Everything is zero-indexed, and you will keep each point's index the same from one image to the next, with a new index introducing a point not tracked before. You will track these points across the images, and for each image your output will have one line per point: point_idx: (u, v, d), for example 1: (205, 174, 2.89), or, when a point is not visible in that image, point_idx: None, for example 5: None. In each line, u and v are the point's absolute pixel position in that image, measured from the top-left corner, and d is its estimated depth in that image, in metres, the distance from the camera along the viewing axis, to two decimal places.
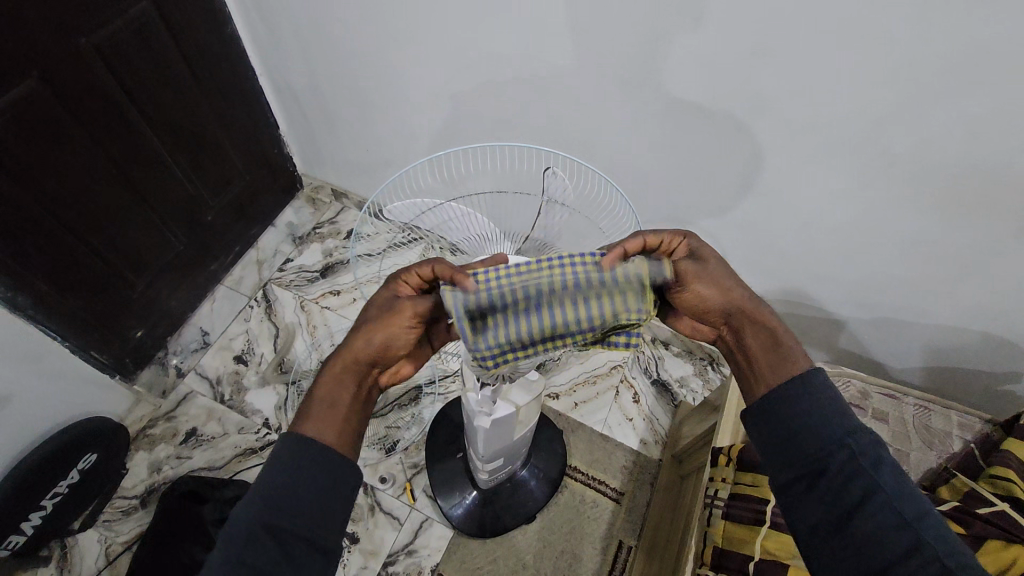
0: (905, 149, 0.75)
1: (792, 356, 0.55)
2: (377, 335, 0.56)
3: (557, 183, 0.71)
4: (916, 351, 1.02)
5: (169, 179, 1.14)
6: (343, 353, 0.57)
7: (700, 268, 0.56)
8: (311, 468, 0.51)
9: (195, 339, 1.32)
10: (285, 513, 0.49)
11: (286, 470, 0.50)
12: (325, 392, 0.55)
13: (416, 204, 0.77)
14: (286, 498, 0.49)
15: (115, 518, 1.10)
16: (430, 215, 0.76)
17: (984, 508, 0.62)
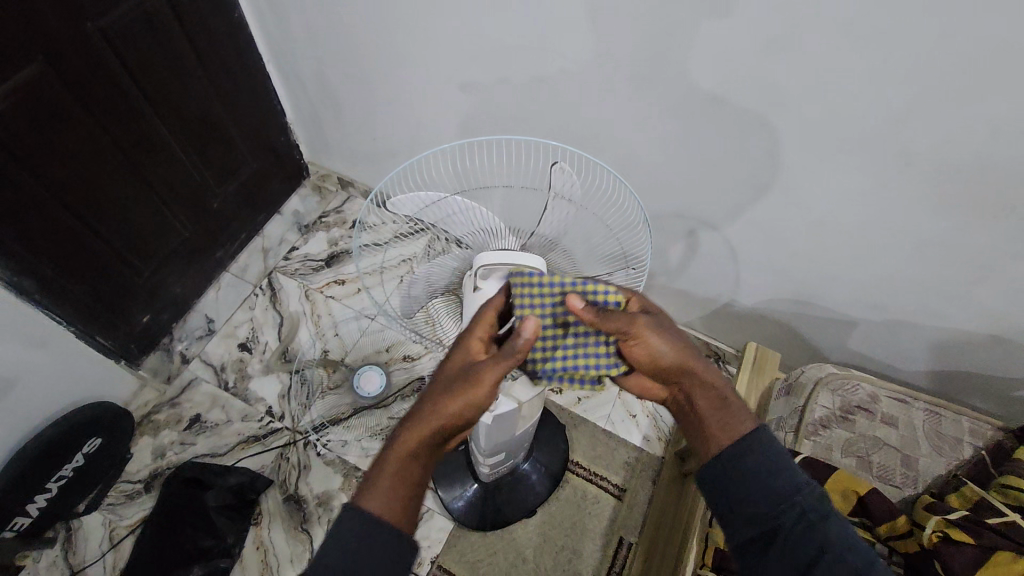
0: (923, 148, 0.73)
1: (738, 415, 0.59)
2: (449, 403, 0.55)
3: (564, 179, 0.67)
4: (928, 353, 1.00)
5: (174, 165, 1.14)
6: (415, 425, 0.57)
7: (655, 322, 0.56)
8: (371, 535, 0.53)
9: (200, 326, 1.32)
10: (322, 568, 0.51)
11: (324, 530, 0.53)
12: (400, 466, 0.55)
13: (421, 195, 0.75)
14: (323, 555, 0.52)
15: (118, 502, 1.11)
16: (435, 208, 0.73)
17: (994, 518, 0.61)
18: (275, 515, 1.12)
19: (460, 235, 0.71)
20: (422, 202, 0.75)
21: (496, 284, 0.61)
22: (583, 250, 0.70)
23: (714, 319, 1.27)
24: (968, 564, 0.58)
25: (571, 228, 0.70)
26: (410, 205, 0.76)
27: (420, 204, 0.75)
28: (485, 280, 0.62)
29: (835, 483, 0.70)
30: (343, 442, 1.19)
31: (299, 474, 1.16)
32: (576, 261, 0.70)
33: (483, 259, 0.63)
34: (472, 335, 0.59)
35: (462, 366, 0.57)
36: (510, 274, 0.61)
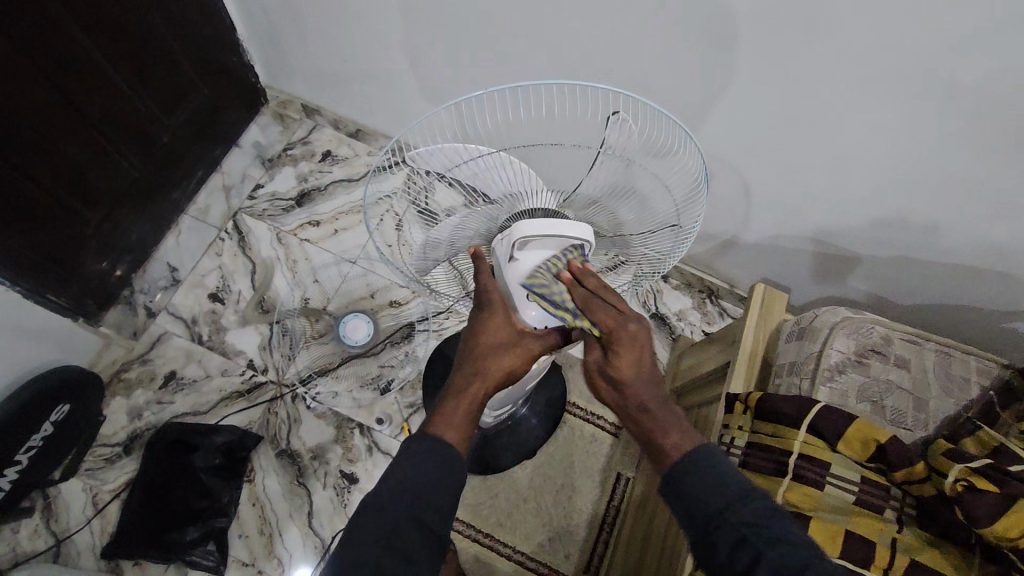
0: (974, 80, 0.67)
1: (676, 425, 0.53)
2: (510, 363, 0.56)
3: (621, 131, 0.61)
4: (927, 290, 1.00)
5: (113, 95, 0.98)
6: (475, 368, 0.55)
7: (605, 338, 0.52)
8: (432, 465, 0.51)
9: (163, 276, 1.21)
10: (430, 516, 0.50)
11: (420, 472, 0.51)
12: (470, 407, 0.54)
13: (453, 148, 0.65)
14: (424, 495, 0.50)
15: (98, 466, 1.05)
16: (471, 164, 0.65)
17: (1017, 466, 0.62)
18: (268, 472, 1.08)
19: (497, 194, 0.64)
20: (453, 155, 0.66)
21: (536, 255, 0.57)
22: (631, 210, 0.66)
23: (712, 255, 1.23)
24: (986, 510, 0.59)
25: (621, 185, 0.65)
26: (438, 158, 0.67)
27: (450, 157, 0.66)
28: (522, 249, 0.57)
29: (854, 432, 0.69)
30: (333, 394, 1.14)
31: (289, 429, 1.11)
32: (621, 221, 0.66)
33: (519, 227, 0.57)
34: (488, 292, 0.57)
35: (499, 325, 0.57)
36: (550, 242, 0.57)
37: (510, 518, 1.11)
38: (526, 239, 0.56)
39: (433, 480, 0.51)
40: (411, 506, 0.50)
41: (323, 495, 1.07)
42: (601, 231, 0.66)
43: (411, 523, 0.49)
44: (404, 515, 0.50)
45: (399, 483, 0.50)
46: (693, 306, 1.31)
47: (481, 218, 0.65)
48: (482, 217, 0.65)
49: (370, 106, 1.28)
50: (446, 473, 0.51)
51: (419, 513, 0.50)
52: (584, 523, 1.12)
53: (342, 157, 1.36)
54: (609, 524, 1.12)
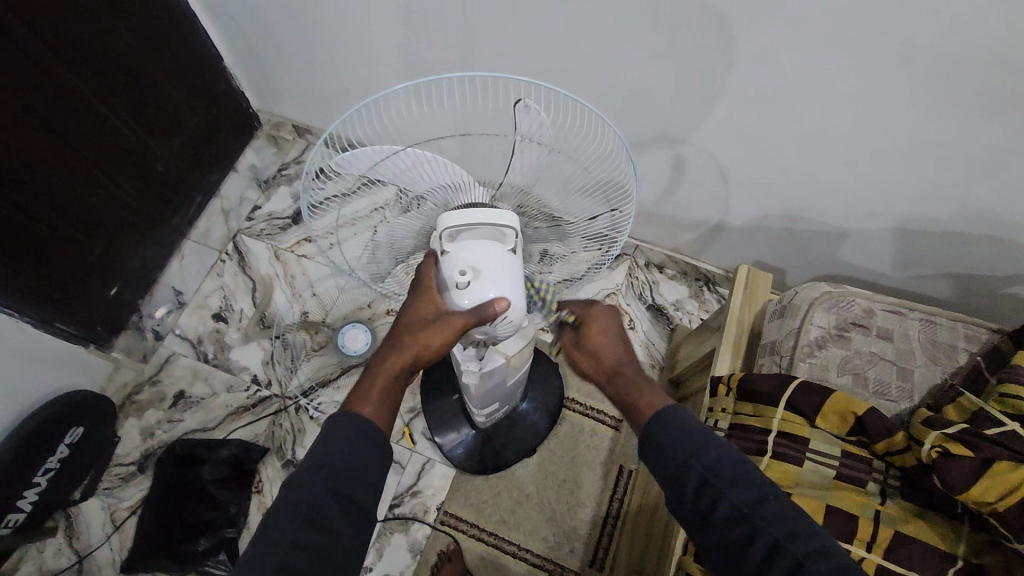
0: (925, 39, 0.66)
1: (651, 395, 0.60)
2: (425, 343, 0.56)
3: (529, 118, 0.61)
4: (918, 259, 0.98)
5: (108, 127, 1.03)
6: (397, 348, 0.57)
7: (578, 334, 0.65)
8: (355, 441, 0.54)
9: (168, 299, 1.26)
10: (348, 490, 0.53)
11: (347, 450, 0.53)
12: (384, 384, 0.57)
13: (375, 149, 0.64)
14: (350, 474, 0.53)
15: (114, 485, 1.10)
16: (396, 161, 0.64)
17: (995, 429, 0.60)
18: (275, 481, 1.11)
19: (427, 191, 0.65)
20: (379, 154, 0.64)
21: (467, 242, 0.57)
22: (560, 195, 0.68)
23: (701, 242, 1.23)
24: (963, 476, 0.58)
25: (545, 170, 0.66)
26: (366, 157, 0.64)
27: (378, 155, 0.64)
28: (454, 241, 0.58)
29: (833, 405, 0.68)
30: (335, 403, 1.17)
31: (294, 439, 1.15)
32: (552, 207, 0.68)
33: (447, 219, 0.58)
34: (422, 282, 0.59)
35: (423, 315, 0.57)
36: (481, 230, 0.57)
37: (514, 515, 1.12)
38: (455, 227, 0.57)
39: (359, 460, 0.54)
40: (326, 481, 0.52)
41: None
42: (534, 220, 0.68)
43: (330, 498, 0.52)
44: (320, 491, 0.51)
45: (325, 460, 0.52)
46: (689, 295, 1.31)
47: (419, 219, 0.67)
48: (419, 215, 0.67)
49: None
50: (355, 447, 0.54)
51: (336, 489, 0.52)
52: (588, 516, 1.12)
53: None
54: (614, 517, 1.12)
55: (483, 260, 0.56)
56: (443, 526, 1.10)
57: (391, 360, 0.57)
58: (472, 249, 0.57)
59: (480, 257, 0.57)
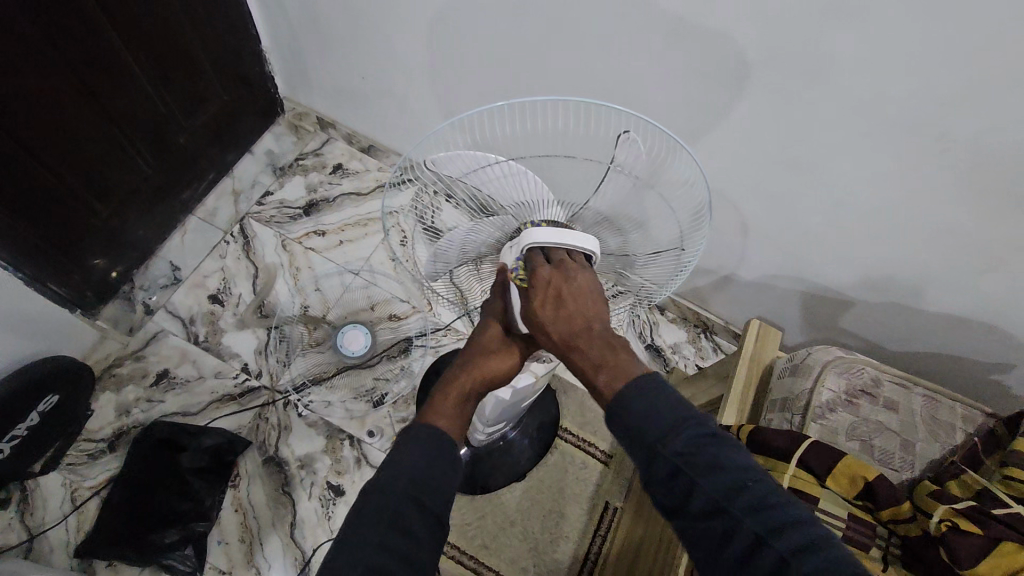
0: (965, 135, 0.70)
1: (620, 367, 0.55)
2: (497, 363, 0.62)
3: (629, 149, 0.65)
4: (917, 337, 1.03)
5: (137, 92, 1.00)
6: (466, 367, 0.62)
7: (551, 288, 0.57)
8: (437, 452, 0.55)
9: (165, 274, 1.22)
10: (428, 504, 0.53)
11: (425, 458, 0.54)
12: (457, 398, 0.60)
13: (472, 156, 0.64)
14: (430, 484, 0.53)
15: (80, 461, 1.04)
16: (487, 171, 0.65)
17: (998, 508, 0.63)
18: (253, 478, 1.07)
19: (510, 201, 0.67)
20: (467, 164, 0.65)
21: None
22: (638, 229, 0.68)
23: (710, 290, 1.26)
24: (975, 553, 0.60)
25: (628, 205, 0.67)
26: (456, 165, 0.65)
27: (467, 165, 0.65)
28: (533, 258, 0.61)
29: (844, 468, 0.70)
30: (326, 403, 1.14)
31: (279, 436, 1.10)
32: (627, 240, 0.68)
33: (530, 235, 0.60)
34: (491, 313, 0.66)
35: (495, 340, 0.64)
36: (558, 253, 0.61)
37: (496, 540, 1.11)
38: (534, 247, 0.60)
39: (436, 469, 0.54)
40: (406, 489, 0.52)
41: (308, 506, 1.06)
42: (610, 250, 0.68)
43: (403, 501, 0.52)
44: (403, 495, 0.52)
45: (402, 469, 0.53)
46: (687, 340, 1.34)
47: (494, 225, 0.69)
48: (498, 224, 0.68)
49: (386, 124, 1.31)
50: (438, 458, 0.55)
51: (418, 497, 0.52)
52: (569, 551, 1.11)
53: (352, 171, 1.38)
54: (594, 554, 1.11)
55: None
56: None
57: (461, 378, 0.61)
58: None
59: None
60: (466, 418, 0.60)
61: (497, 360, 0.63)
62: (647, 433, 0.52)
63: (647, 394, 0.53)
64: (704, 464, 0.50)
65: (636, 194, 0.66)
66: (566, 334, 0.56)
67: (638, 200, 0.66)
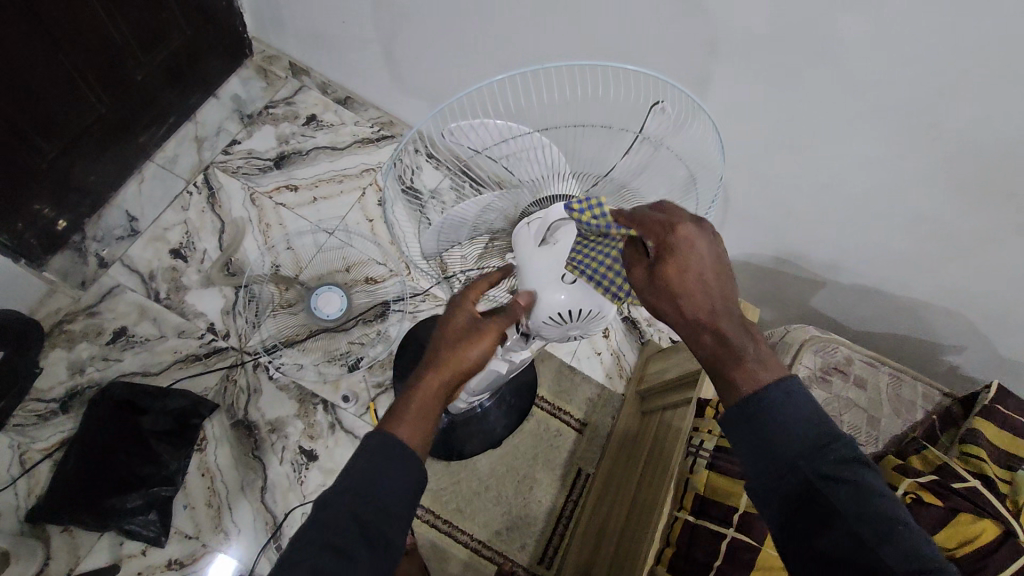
0: (955, 128, 0.72)
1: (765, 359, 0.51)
2: (462, 355, 0.55)
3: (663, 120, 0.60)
4: (881, 318, 1.08)
5: (86, 19, 0.90)
6: (430, 367, 0.55)
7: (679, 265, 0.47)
8: (390, 462, 0.50)
9: (120, 224, 1.13)
10: (373, 512, 0.49)
11: (373, 460, 0.50)
12: (423, 403, 0.54)
13: (496, 127, 0.58)
14: (373, 492, 0.49)
15: (28, 423, 0.98)
16: (510, 144, 0.59)
17: (958, 482, 0.67)
18: (222, 441, 1.03)
19: (528, 175, 0.62)
20: (487, 136, 0.59)
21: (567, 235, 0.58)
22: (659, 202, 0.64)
23: None
24: (934, 522, 0.65)
25: (650, 172, 0.63)
26: (477, 135, 0.59)
27: (489, 136, 0.59)
28: (552, 232, 0.59)
29: None
30: (298, 366, 1.09)
31: (248, 399, 1.07)
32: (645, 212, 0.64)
33: (557, 209, 0.58)
34: (468, 296, 0.59)
35: (465, 324, 0.57)
36: None
37: (470, 505, 1.12)
38: (564, 221, 0.57)
39: (379, 472, 0.50)
40: (356, 504, 0.49)
41: (279, 470, 1.03)
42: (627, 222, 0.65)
43: (351, 511, 0.48)
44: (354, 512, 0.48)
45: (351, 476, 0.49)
46: None
47: (508, 200, 0.63)
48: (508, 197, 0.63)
49: (364, 76, 1.23)
50: (394, 463, 0.50)
51: (360, 504, 0.48)
52: (542, 514, 1.14)
53: (326, 123, 1.30)
54: (566, 518, 1.14)
55: None
56: None
57: (428, 380, 0.55)
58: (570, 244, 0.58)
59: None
60: (428, 427, 0.54)
61: (465, 350, 0.55)
62: (796, 441, 0.48)
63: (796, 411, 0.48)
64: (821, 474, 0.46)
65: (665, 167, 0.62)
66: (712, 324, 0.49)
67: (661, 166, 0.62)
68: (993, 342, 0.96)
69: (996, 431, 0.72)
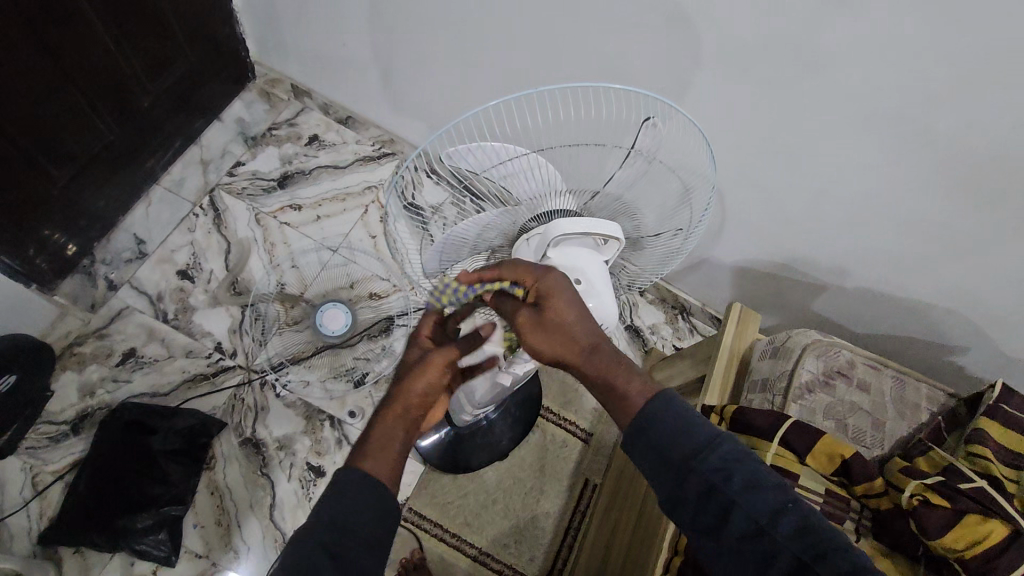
0: (947, 131, 0.73)
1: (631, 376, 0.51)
2: (422, 382, 0.58)
3: (650, 135, 0.65)
4: (885, 321, 1.08)
5: (96, 48, 0.93)
6: (393, 399, 0.57)
7: (541, 315, 0.55)
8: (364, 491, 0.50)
9: (128, 247, 1.15)
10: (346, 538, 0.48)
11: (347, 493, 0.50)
12: (384, 433, 0.54)
13: (494, 148, 0.59)
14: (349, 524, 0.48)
15: (40, 445, 0.99)
16: (508, 164, 0.60)
17: (965, 483, 0.67)
18: (231, 459, 1.04)
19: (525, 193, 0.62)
20: (486, 156, 0.60)
21: (566, 250, 0.59)
22: (653, 212, 0.66)
23: (687, 272, 1.29)
24: (941, 523, 0.65)
25: (643, 187, 0.64)
26: (475, 157, 0.60)
27: (491, 158, 0.60)
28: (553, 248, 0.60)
29: (820, 449, 0.73)
30: (305, 383, 1.10)
31: (256, 416, 1.07)
32: (642, 222, 0.65)
33: (556, 226, 0.58)
34: (420, 333, 0.62)
35: (415, 359, 0.60)
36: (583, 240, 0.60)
37: (478, 518, 1.12)
38: (566, 236, 0.57)
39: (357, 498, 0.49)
40: (328, 529, 0.47)
41: (287, 487, 1.04)
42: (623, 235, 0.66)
43: (329, 541, 0.47)
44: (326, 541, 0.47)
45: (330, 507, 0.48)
46: (665, 321, 1.37)
47: (506, 219, 0.64)
48: (505, 216, 0.63)
49: (365, 96, 1.26)
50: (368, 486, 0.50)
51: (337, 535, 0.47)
52: (550, 527, 1.13)
53: (329, 143, 1.33)
54: (575, 529, 1.14)
55: (590, 271, 0.60)
56: (409, 524, 1.10)
57: (389, 410, 0.56)
58: (573, 257, 0.59)
59: (586, 266, 0.60)
60: (396, 457, 0.54)
61: (420, 379, 0.58)
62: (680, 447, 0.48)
63: (667, 421, 0.49)
64: (742, 491, 0.46)
65: (660, 177, 0.64)
66: (574, 359, 0.53)
67: (654, 181, 0.64)
68: (995, 341, 0.96)
69: (1001, 431, 0.72)
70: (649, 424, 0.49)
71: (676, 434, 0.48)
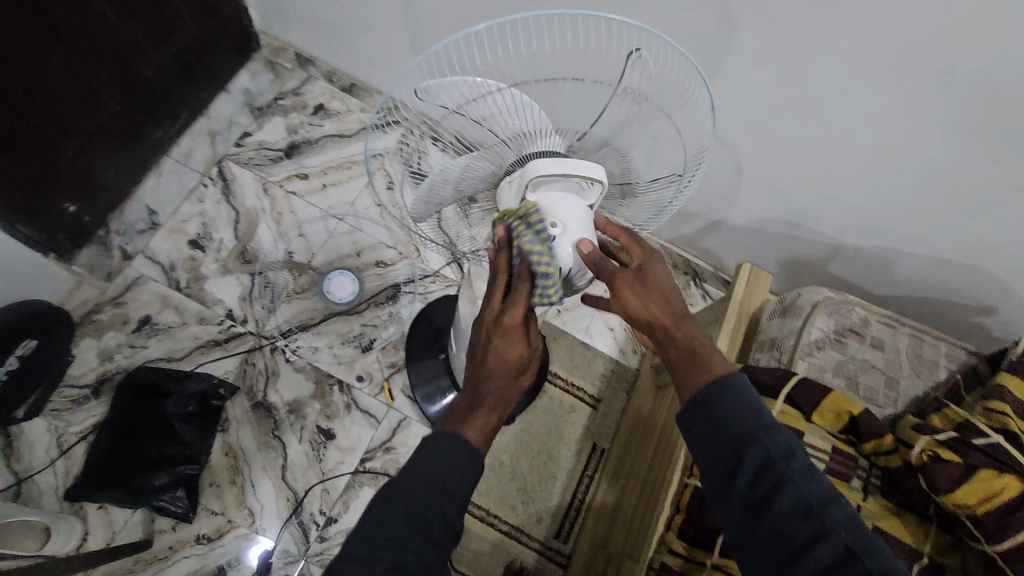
0: (969, 69, 0.68)
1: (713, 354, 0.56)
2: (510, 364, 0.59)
3: (640, 72, 0.60)
4: (905, 279, 1.03)
5: (97, 19, 0.93)
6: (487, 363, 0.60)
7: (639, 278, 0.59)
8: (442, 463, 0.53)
9: (141, 219, 1.18)
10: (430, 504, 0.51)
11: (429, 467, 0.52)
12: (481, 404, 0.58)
13: (469, 82, 0.58)
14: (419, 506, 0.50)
15: (64, 408, 1.03)
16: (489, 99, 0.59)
17: (978, 438, 0.65)
18: (243, 423, 1.07)
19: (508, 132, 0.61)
20: (463, 95, 0.59)
21: (547, 193, 0.58)
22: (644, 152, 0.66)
23: (699, 234, 1.25)
24: (952, 477, 0.63)
25: (631, 129, 0.64)
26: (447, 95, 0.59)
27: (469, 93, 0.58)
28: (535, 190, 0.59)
29: (830, 405, 0.71)
30: (314, 348, 1.12)
31: (267, 381, 1.10)
32: (631, 166, 0.67)
33: (534, 167, 0.57)
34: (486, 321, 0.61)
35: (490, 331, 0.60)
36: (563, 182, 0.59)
37: (485, 481, 1.13)
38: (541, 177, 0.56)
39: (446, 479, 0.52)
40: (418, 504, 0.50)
41: (298, 449, 1.06)
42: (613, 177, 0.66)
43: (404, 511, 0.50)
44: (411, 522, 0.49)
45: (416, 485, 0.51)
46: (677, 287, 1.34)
47: (491, 159, 0.63)
48: (490, 158, 0.63)
49: (368, 62, 1.24)
50: (471, 467, 0.54)
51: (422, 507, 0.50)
52: (558, 491, 1.14)
53: (334, 111, 1.32)
54: (582, 492, 1.14)
55: (570, 216, 0.58)
56: None
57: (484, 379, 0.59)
58: (553, 200, 0.58)
59: (565, 212, 0.58)
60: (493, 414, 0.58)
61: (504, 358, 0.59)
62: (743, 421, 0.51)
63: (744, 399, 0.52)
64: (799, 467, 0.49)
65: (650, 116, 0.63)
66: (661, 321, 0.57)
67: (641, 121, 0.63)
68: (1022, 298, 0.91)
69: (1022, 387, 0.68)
70: (717, 398, 0.53)
71: (741, 412, 0.51)
